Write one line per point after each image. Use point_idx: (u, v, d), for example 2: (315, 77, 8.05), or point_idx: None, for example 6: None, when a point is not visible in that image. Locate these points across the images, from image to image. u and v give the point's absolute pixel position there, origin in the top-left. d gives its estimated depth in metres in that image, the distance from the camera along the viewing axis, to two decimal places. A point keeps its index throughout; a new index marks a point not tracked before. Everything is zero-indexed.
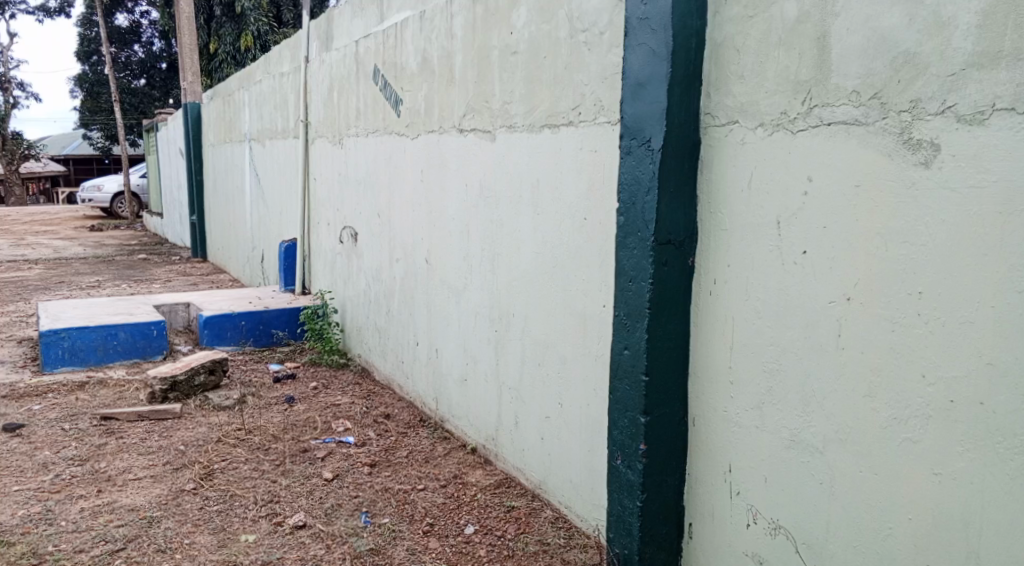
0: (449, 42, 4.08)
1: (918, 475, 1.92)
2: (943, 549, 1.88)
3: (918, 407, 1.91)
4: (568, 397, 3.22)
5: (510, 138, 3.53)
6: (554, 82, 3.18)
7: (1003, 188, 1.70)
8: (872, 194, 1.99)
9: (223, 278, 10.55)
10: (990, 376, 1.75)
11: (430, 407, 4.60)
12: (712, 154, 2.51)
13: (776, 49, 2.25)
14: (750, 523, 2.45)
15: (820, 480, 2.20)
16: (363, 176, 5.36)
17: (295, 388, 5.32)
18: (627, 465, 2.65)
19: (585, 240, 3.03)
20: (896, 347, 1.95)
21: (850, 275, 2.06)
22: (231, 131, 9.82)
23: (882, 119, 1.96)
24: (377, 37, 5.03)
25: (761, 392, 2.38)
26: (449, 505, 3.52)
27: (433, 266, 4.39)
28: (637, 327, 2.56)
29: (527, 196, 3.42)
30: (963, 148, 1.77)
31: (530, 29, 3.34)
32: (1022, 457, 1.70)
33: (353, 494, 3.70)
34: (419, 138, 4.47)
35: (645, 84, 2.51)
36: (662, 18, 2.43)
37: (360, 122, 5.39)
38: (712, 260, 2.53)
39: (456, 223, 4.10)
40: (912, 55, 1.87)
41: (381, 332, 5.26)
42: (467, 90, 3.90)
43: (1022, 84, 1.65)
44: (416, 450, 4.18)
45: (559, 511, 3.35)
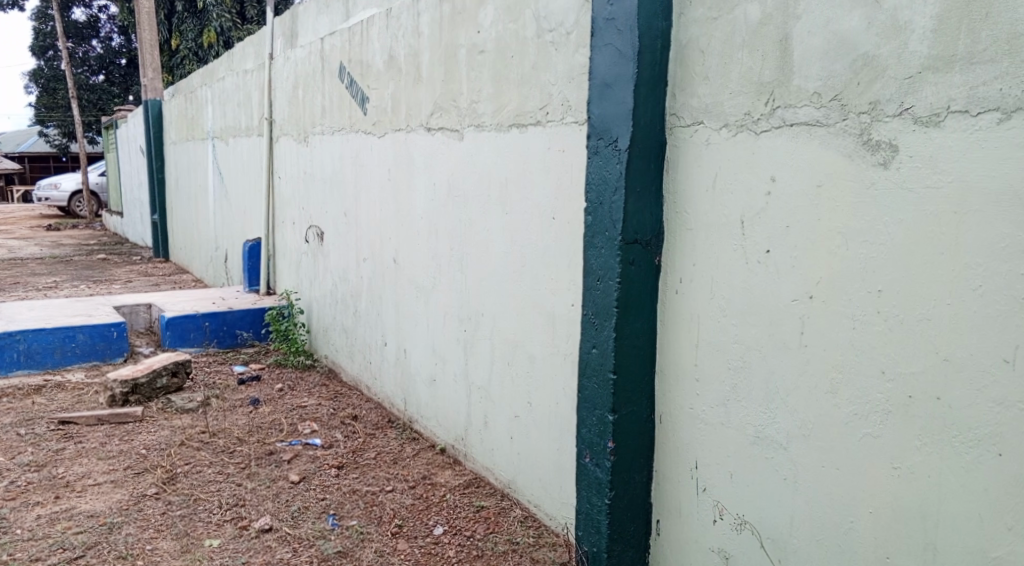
0: (416, 40, 4.06)
1: (878, 469, 1.97)
2: (902, 542, 1.93)
3: (878, 403, 1.96)
4: (536, 396, 3.23)
5: (478, 137, 3.53)
6: (522, 81, 3.18)
7: (958, 188, 1.74)
8: (833, 194, 2.03)
9: (186, 279, 10.37)
10: (945, 371, 1.80)
11: (398, 408, 4.57)
12: (677, 154, 2.53)
13: (739, 51, 2.28)
14: (716, 519, 2.49)
15: (784, 475, 2.23)
16: (329, 175, 5.31)
17: (260, 390, 5.25)
18: (596, 463, 2.67)
19: (553, 240, 3.04)
20: (857, 344, 1.99)
21: (812, 274, 2.10)
22: (194, 129, 9.66)
23: (843, 120, 1.99)
24: (342, 35, 4.99)
25: (726, 389, 2.42)
26: (418, 506, 3.51)
27: (401, 265, 4.36)
28: (605, 326, 2.58)
29: (495, 196, 3.42)
30: (919, 148, 1.82)
31: (496, 28, 3.34)
32: (976, 450, 1.75)
33: (320, 496, 3.66)
34: (386, 136, 4.44)
35: (611, 84, 2.53)
36: (629, 18, 2.45)
37: (325, 120, 5.34)
38: (678, 258, 2.55)
39: (424, 222, 4.08)
40: (871, 58, 1.91)
41: (348, 332, 5.22)
42: (434, 89, 3.89)
43: (975, 87, 1.70)
44: (384, 451, 4.15)
45: (528, 510, 3.36)
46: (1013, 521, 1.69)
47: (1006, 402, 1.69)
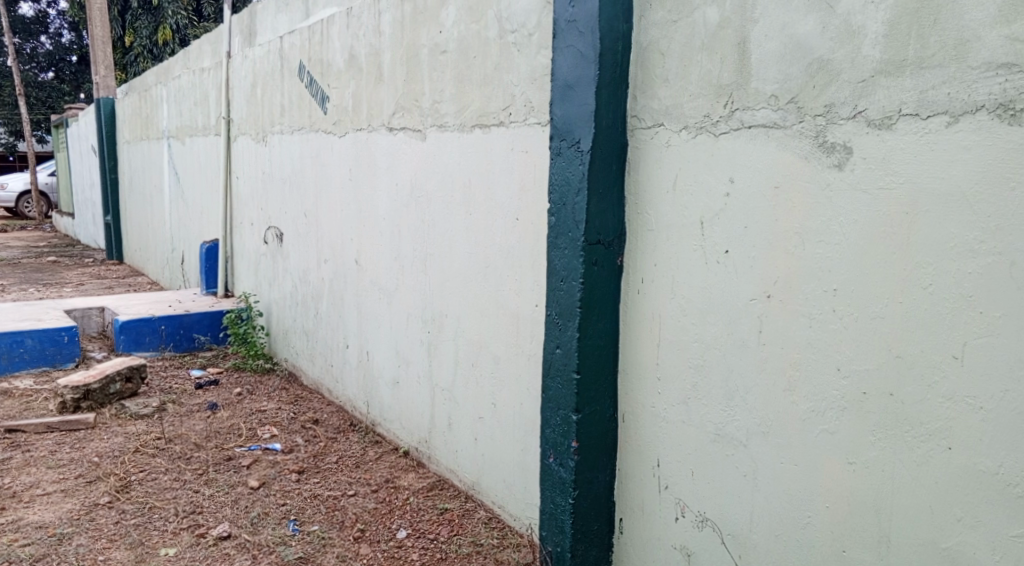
0: (377, 39, 4.03)
1: (835, 464, 2.01)
2: (858, 536, 1.97)
3: (834, 399, 2.00)
4: (501, 396, 3.22)
5: (440, 137, 3.52)
6: (484, 81, 3.18)
7: (909, 189, 1.79)
8: (790, 195, 2.07)
9: (141, 282, 10.14)
10: (898, 368, 1.84)
11: (361, 411, 4.53)
12: (638, 156, 2.55)
13: (699, 54, 2.31)
14: (678, 516, 2.51)
15: (744, 472, 2.27)
16: (289, 175, 5.24)
17: (217, 394, 5.15)
18: (559, 463, 2.68)
19: (517, 240, 3.04)
20: (814, 342, 2.03)
21: (771, 274, 2.13)
22: (148, 128, 9.45)
23: (800, 122, 2.03)
24: (302, 33, 4.93)
25: (687, 389, 2.44)
26: (381, 510, 3.47)
27: (363, 266, 4.32)
28: (569, 326, 2.59)
29: (458, 197, 3.41)
30: (872, 151, 1.86)
31: (459, 28, 3.34)
32: (927, 444, 1.80)
33: (281, 502, 3.61)
34: (347, 135, 4.40)
35: (574, 86, 2.54)
36: (590, 20, 2.46)
37: (284, 119, 5.27)
38: (639, 259, 2.57)
39: (386, 223, 4.05)
40: (826, 62, 1.95)
41: (309, 335, 5.15)
42: (396, 88, 3.87)
43: (924, 91, 1.74)
44: (346, 455, 4.11)
45: (493, 512, 3.35)
46: (962, 512, 1.74)
47: (955, 396, 1.73)
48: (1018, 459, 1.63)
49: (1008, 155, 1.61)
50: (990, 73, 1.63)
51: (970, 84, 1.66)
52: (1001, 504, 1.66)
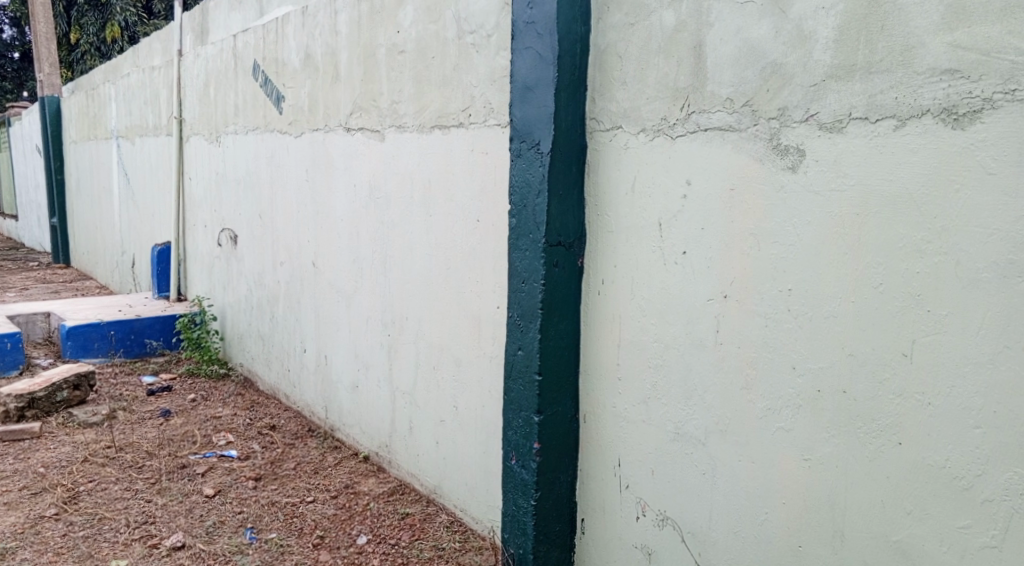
0: (333, 38, 3.98)
1: (791, 461, 2.05)
2: (813, 532, 2.01)
3: (790, 398, 2.03)
4: (462, 399, 3.21)
5: (399, 138, 3.49)
6: (443, 82, 3.16)
7: (860, 191, 1.83)
8: (745, 197, 2.10)
9: (90, 285, 9.85)
10: (851, 366, 1.88)
11: (319, 416, 4.46)
12: (597, 158, 2.57)
13: (656, 57, 2.34)
14: (639, 515, 2.53)
15: (703, 470, 2.29)
16: (243, 176, 5.14)
17: (171, 401, 5.03)
18: (522, 464, 2.68)
19: (478, 242, 3.03)
20: (770, 341, 2.07)
21: (727, 275, 2.17)
22: (96, 128, 9.19)
23: (754, 125, 2.07)
24: (256, 31, 4.85)
25: (647, 388, 2.46)
26: (341, 516, 3.43)
27: (321, 268, 4.26)
28: (530, 328, 2.59)
29: (418, 199, 3.39)
30: (825, 154, 1.90)
31: (416, 28, 3.32)
32: (879, 440, 1.84)
33: (237, 510, 3.53)
34: (303, 136, 4.34)
35: (533, 87, 2.55)
36: (548, 23, 2.47)
37: (238, 119, 5.17)
38: (600, 259, 2.58)
39: (344, 224, 4.00)
40: (779, 66, 1.99)
41: (265, 340, 5.07)
42: (353, 88, 3.83)
43: (873, 96, 1.79)
44: (304, 461, 4.05)
45: (454, 515, 3.33)
46: (912, 505, 1.78)
47: (904, 393, 1.78)
48: (963, 453, 1.68)
49: (952, 159, 1.65)
50: (935, 78, 1.68)
51: (916, 88, 1.71)
52: (948, 497, 1.71)
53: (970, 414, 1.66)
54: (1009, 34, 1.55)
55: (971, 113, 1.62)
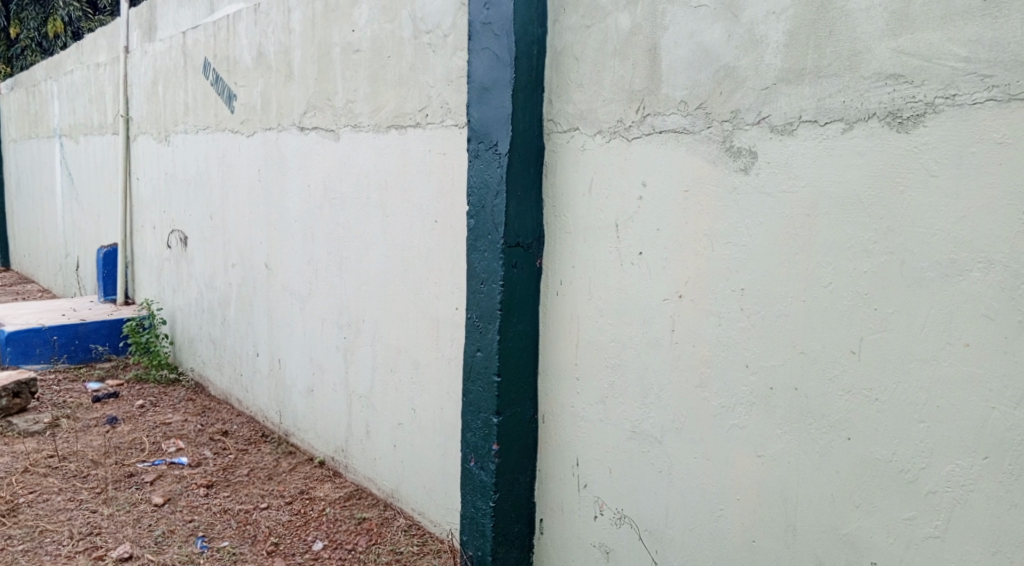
0: (286, 36, 3.92)
1: (745, 458, 2.08)
2: (766, 526, 2.04)
3: (743, 395, 2.07)
4: (420, 401, 3.18)
5: (355, 137, 3.45)
6: (399, 82, 3.14)
7: (811, 192, 1.87)
8: (699, 198, 2.13)
9: (31, 289, 9.52)
10: (803, 363, 1.92)
11: (273, 422, 4.38)
12: (555, 159, 2.58)
13: (612, 59, 2.36)
14: (597, 514, 2.54)
15: (660, 468, 2.32)
16: (194, 176, 5.03)
17: (117, 407, 4.88)
18: (480, 466, 2.68)
19: (436, 243, 3.02)
20: (724, 340, 2.10)
21: (682, 275, 2.20)
22: (38, 126, 8.88)
23: (708, 127, 2.10)
24: (206, 28, 4.75)
25: (605, 388, 2.48)
26: (296, 523, 3.38)
27: (274, 270, 4.19)
28: (489, 329, 2.59)
29: (374, 201, 3.35)
30: (776, 156, 1.94)
31: (372, 28, 3.29)
32: (829, 435, 1.88)
33: (187, 518, 3.45)
34: (255, 135, 4.27)
35: (490, 88, 2.55)
36: (505, 23, 2.48)
37: (188, 118, 5.06)
38: (558, 260, 2.59)
39: (298, 226, 3.94)
40: (732, 69, 2.03)
41: (216, 344, 4.96)
42: (307, 87, 3.77)
43: (822, 99, 1.83)
44: (257, 467, 3.98)
45: (412, 519, 3.30)
46: (861, 499, 1.83)
47: (853, 389, 1.83)
48: (908, 446, 1.73)
49: (897, 161, 1.70)
50: (880, 83, 1.73)
51: (863, 93, 1.76)
52: (894, 490, 1.76)
53: (914, 409, 1.71)
54: (949, 41, 1.61)
55: (915, 116, 1.67)
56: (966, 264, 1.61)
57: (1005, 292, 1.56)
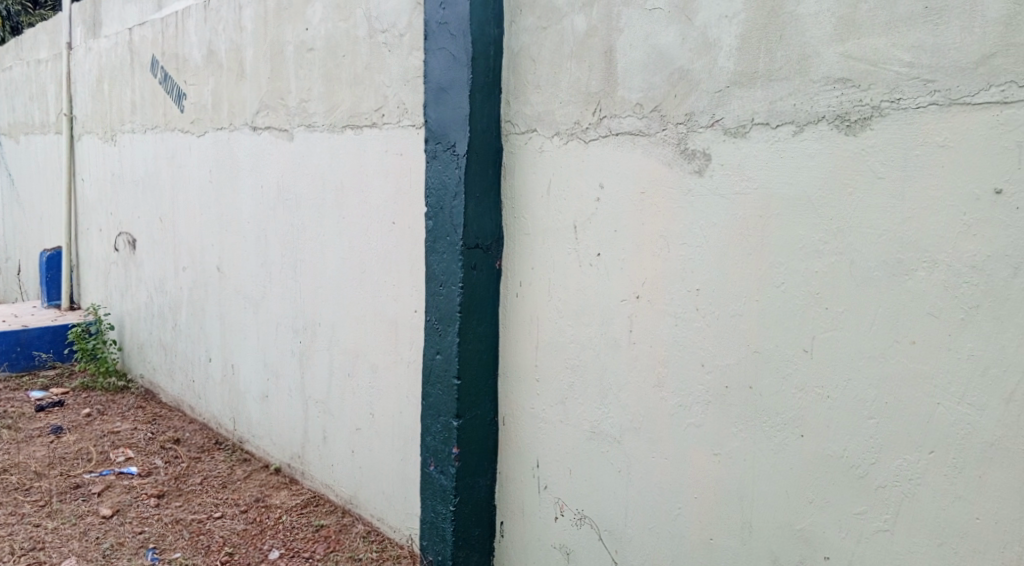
0: (237, 34, 3.84)
1: (702, 457, 2.10)
2: (724, 524, 2.07)
3: (700, 394, 2.09)
4: (379, 405, 3.14)
5: (309, 138, 3.40)
6: (354, 81, 3.10)
7: (764, 194, 1.90)
8: (655, 200, 2.15)
9: None
10: (757, 363, 1.95)
11: (227, 428, 4.28)
12: (512, 161, 2.57)
13: (569, 61, 2.36)
14: (557, 515, 2.54)
15: (619, 467, 2.33)
16: (142, 177, 4.89)
17: (63, 416, 4.71)
18: (440, 470, 2.66)
19: (394, 244, 2.98)
20: (681, 340, 2.12)
21: (639, 276, 2.21)
22: None
23: (663, 130, 2.12)
24: (154, 25, 4.63)
25: (564, 389, 2.48)
26: (251, 532, 3.31)
27: (227, 273, 4.10)
28: (449, 331, 2.57)
29: (330, 201, 3.30)
30: (729, 158, 1.97)
31: (326, 27, 3.24)
32: (783, 433, 1.91)
33: (137, 530, 3.35)
34: (206, 135, 4.17)
35: (447, 89, 2.53)
36: (461, 24, 2.46)
37: (135, 117, 4.92)
38: (516, 262, 2.59)
39: (250, 227, 3.86)
40: (686, 72, 2.05)
41: (167, 350, 4.83)
42: (259, 86, 3.70)
43: (774, 102, 1.86)
44: (211, 475, 3.89)
45: (371, 524, 3.26)
46: (814, 495, 1.86)
47: (806, 387, 1.86)
48: (859, 442, 1.76)
49: (846, 164, 1.74)
50: (829, 87, 1.76)
51: (812, 96, 1.79)
52: (845, 486, 1.80)
53: (865, 406, 1.75)
54: (894, 47, 1.65)
55: (862, 120, 1.71)
56: (912, 263, 1.65)
57: (949, 292, 1.60)
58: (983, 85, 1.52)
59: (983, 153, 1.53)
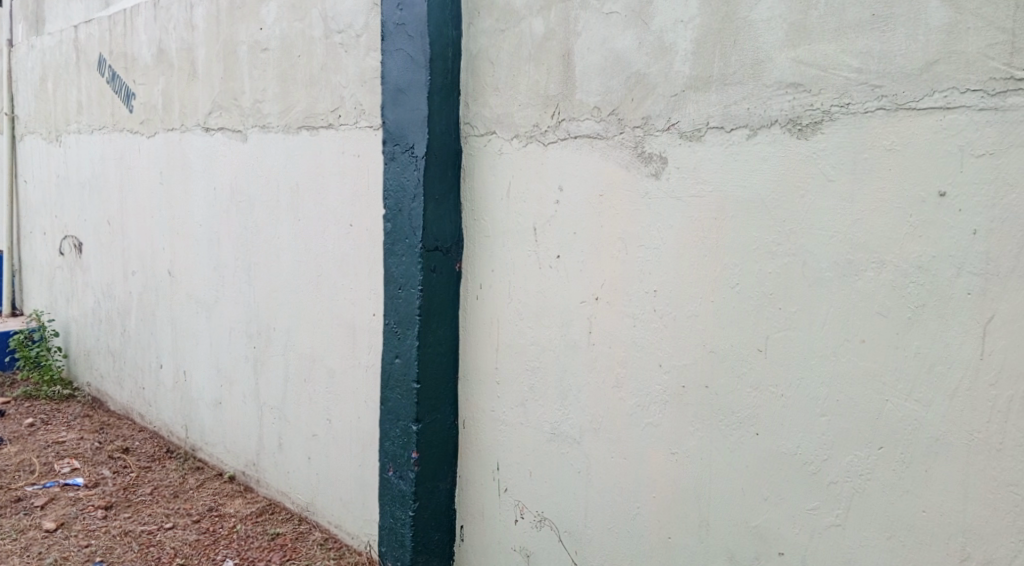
0: (189, 34, 3.76)
1: (660, 456, 2.12)
2: (681, 524, 2.09)
3: (657, 395, 2.11)
4: (336, 410, 3.10)
5: (263, 139, 3.34)
6: (310, 82, 3.06)
7: (719, 196, 1.93)
8: (613, 202, 2.17)
9: None
10: (713, 362, 1.98)
11: (178, 436, 4.18)
12: (471, 163, 2.56)
13: (527, 64, 2.37)
14: (518, 518, 2.53)
15: (578, 468, 2.34)
16: (88, 179, 4.75)
17: (4, 427, 4.54)
18: (399, 475, 2.64)
19: (351, 247, 2.95)
20: (639, 341, 2.14)
21: (598, 277, 2.23)
22: None
23: (620, 133, 2.14)
24: (100, 23, 4.50)
25: (525, 391, 2.48)
26: (204, 542, 3.23)
27: (178, 277, 4.00)
28: (408, 335, 2.56)
29: (285, 203, 3.25)
30: (685, 161, 1.99)
31: (280, 27, 3.20)
32: (738, 431, 1.94)
33: (83, 543, 3.24)
34: (156, 135, 4.07)
35: (405, 90, 2.52)
36: (419, 25, 2.46)
37: (81, 117, 4.78)
38: (476, 264, 2.58)
39: (202, 230, 3.78)
40: (643, 76, 2.07)
41: (115, 356, 4.69)
42: (212, 86, 3.63)
43: (728, 106, 1.90)
44: (162, 485, 3.78)
45: (328, 532, 3.21)
46: (769, 491, 1.90)
47: (760, 386, 1.89)
48: (812, 440, 1.80)
49: (798, 166, 1.78)
50: (781, 91, 1.80)
51: (765, 100, 1.83)
52: (799, 482, 1.83)
53: (817, 404, 1.78)
54: (843, 52, 1.69)
55: (813, 123, 1.75)
56: (862, 264, 1.69)
57: (896, 291, 1.64)
58: (927, 90, 1.57)
59: (927, 157, 1.57)
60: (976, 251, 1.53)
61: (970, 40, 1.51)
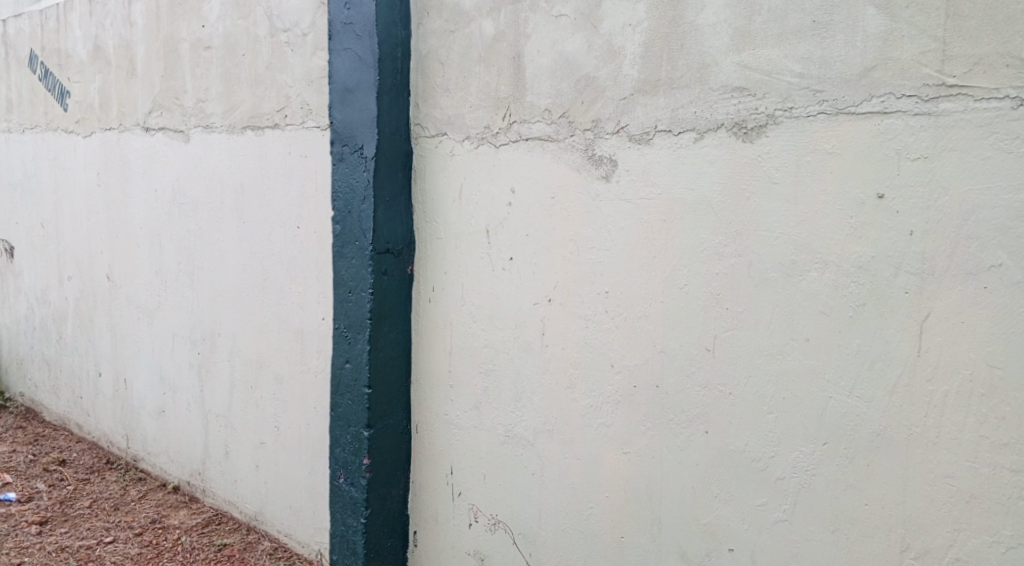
0: (126, 30, 3.64)
1: (614, 456, 2.13)
2: (635, 523, 2.11)
3: (610, 395, 2.13)
4: (285, 417, 3.04)
5: (207, 139, 3.25)
6: (255, 81, 3.00)
7: (669, 199, 1.95)
8: (565, 204, 2.18)
9: None
10: (663, 362, 2.00)
11: (119, 446, 4.04)
12: (422, 164, 2.54)
13: (477, 65, 2.37)
14: (472, 522, 2.52)
15: (532, 470, 2.34)
16: (19, 180, 4.55)
17: None
18: (350, 482, 2.61)
19: (299, 250, 2.89)
20: (591, 342, 2.15)
21: (550, 279, 2.23)
22: None
23: (570, 136, 2.15)
24: (31, 17, 4.32)
25: (478, 394, 2.47)
26: (146, 555, 3.12)
27: (117, 281, 3.87)
28: (359, 339, 2.53)
29: (229, 204, 3.18)
30: (635, 164, 2.02)
31: (223, 24, 3.12)
32: (689, 430, 1.97)
33: (16, 561, 3.09)
34: (93, 135, 3.92)
35: (354, 90, 2.49)
36: (367, 25, 2.43)
37: (12, 115, 4.58)
38: (428, 266, 2.56)
39: (142, 233, 3.66)
40: (592, 79, 2.09)
41: (51, 365, 4.51)
42: (151, 84, 3.52)
43: (675, 110, 1.92)
44: (101, 498, 3.65)
45: (278, 541, 3.15)
46: (720, 489, 1.93)
47: (710, 385, 1.92)
48: (761, 437, 1.84)
49: (745, 169, 1.81)
50: (727, 95, 1.83)
51: (712, 104, 1.86)
52: (749, 479, 1.87)
53: (766, 402, 1.82)
54: (786, 57, 1.73)
55: (758, 127, 1.79)
56: (807, 264, 1.73)
57: (840, 291, 1.69)
58: (865, 96, 1.62)
59: (867, 160, 1.62)
60: (913, 251, 1.58)
61: (905, 47, 1.56)
